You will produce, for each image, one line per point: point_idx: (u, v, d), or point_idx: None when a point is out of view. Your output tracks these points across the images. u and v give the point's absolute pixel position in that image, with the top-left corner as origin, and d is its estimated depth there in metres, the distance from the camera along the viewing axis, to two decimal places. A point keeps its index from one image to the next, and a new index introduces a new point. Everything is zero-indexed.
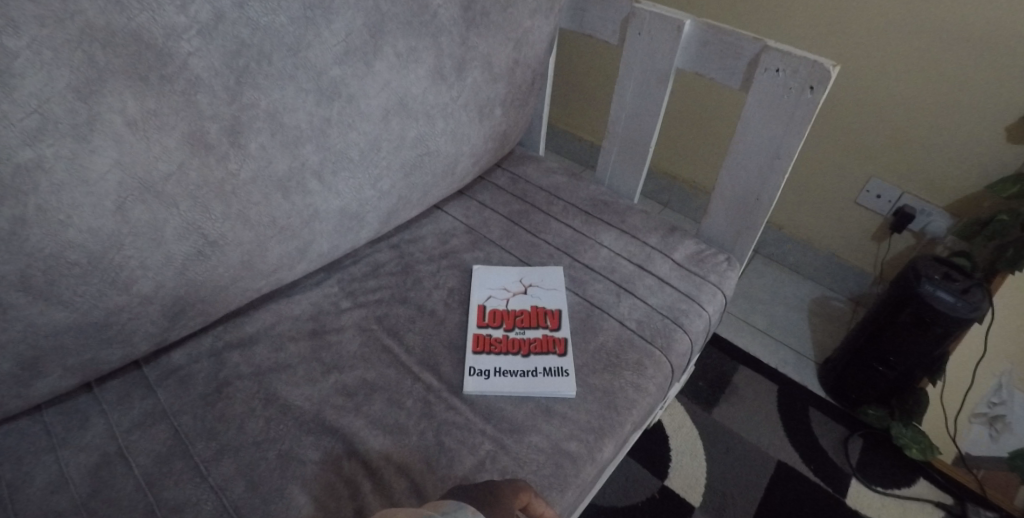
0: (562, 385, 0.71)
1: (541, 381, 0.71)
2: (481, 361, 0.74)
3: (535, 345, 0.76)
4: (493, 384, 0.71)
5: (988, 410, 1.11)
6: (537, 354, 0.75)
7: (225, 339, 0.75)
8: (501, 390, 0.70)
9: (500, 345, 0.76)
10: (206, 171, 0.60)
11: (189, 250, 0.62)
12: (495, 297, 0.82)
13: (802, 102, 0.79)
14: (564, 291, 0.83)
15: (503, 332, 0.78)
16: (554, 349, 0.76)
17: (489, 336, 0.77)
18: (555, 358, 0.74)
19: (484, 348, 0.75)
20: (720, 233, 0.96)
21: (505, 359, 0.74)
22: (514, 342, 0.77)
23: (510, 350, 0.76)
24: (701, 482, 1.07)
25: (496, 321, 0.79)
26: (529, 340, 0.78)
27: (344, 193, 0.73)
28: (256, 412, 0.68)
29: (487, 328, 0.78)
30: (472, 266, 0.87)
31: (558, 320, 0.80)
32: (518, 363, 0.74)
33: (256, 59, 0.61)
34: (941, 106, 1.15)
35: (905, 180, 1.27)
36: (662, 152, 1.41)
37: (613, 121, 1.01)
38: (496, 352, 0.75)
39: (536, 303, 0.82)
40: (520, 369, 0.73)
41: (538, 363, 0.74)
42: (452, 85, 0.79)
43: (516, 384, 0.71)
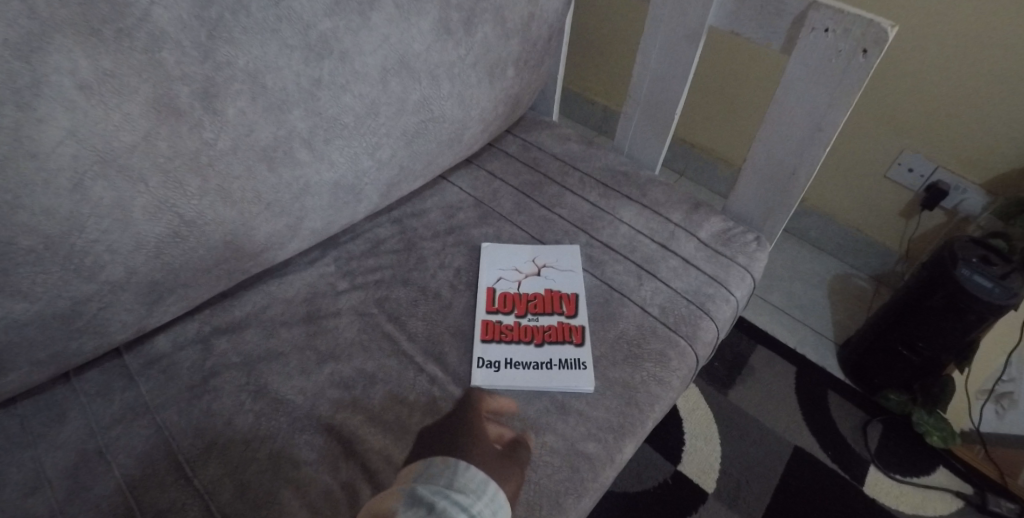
0: (578, 379, 0.65)
1: (556, 375, 0.66)
2: (491, 351, 0.68)
3: (550, 333, 0.70)
4: (504, 376, 0.65)
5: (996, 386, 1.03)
6: (552, 344, 0.69)
7: (212, 324, 0.69)
8: (512, 384, 0.65)
9: (511, 333, 0.70)
10: (178, 141, 0.53)
11: (163, 232, 0.55)
12: (505, 278, 0.76)
13: (852, 67, 0.70)
14: (581, 273, 0.77)
15: (515, 319, 0.72)
16: (570, 338, 0.70)
17: (499, 322, 0.71)
18: (571, 349, 0.68)
19: (493, 337, 0.69)
20: (748, 210, 0.89)
21: (517, 350, 0.68)
22: (527, 329, 0.71)
23: (522, 338, 0.70)
24: (715, 468, 1.03)
25: (508, 305, 0.73)
26: (543, 327, 0.71)
27: (338, 163, 0.66)
28: (246, 407, 0.62)
29: (498, 313, 0.72)
30: (480, 243, 0.80)
31: (574, 306, 0.73)
32: (531, 354, 0.68)
33: (231, 9, 0.53)
34: (989, 75, 1.05)
35: (941, 153, 1.18)
36: (689, 117, 1.32)
37: (635, 84, 0.92)
38: (507, 341, 0.69)
39: (551, 287, 0.75)
40: (532, 361, 0.67)
41: (552, 354, 0.68)
42: (460, 41, 0.70)
43: (528, 377, 0.65)
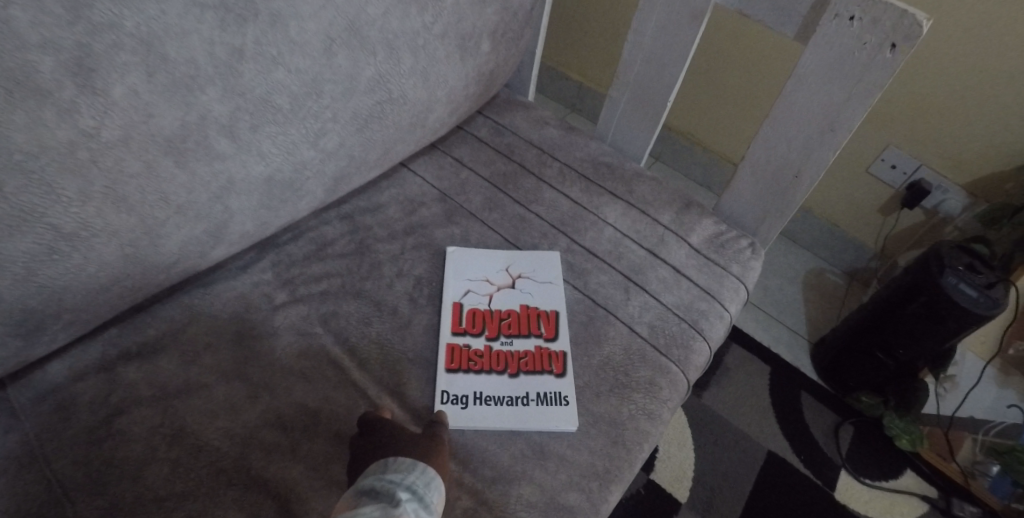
0: (558, 418, 0.57)
1: (532, 414, 0.57)
2: (457, 383, 0.58)
3: (525, 361, 0.62)
4: (473, 416, 0.56)
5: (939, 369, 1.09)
6: (528, 374, 0.61)
7: (119, 346, 0.57)
8: (482, 424, 0.56)
9: (481, 361, 0.61)
10: (45, 131, 0.40)
11: (34, 248, 0.42)
12: (475, 293, 0.66)
13: (876, 63, 0.62)
14: (562, 287, 0.68)
15: (485, 342, 0.63)
16: (549, 367, 0.61)
17: (467, 347, 0.61)
18: (550, 380, 0.60)
19: (460, 366, 0.60)
20: (742, 212, 0.81)
21: (488, 382, 0.60)
22: (499, 355, 0.62)
23: (493, 367, 0.61)
24: (688, 476, 0.99)
25: (477, 326, 0.64)
26: (517, 353, 0.63)
27: (270, 155, 0.53)
28: (159, 455, 0.51)
29: (465, 336, 0.62)
30: (446, 247, 0.69)
31: (554, 326, 0.64)
32: (504, 386, 0.59)
33: None
34: (990, 76, 0.99)
35: (925, 151, 1.13)
36: (686, 104, 1.23)
37: (625, 65, 0.81)
38: (476, 371, 0.60)
39: (528, 303, 0.66)
40: (505, 395, 0.59)
41: (528, 386, 0.60)
42: (426, 7, 0.58)
43: (500, 416, 0.57)
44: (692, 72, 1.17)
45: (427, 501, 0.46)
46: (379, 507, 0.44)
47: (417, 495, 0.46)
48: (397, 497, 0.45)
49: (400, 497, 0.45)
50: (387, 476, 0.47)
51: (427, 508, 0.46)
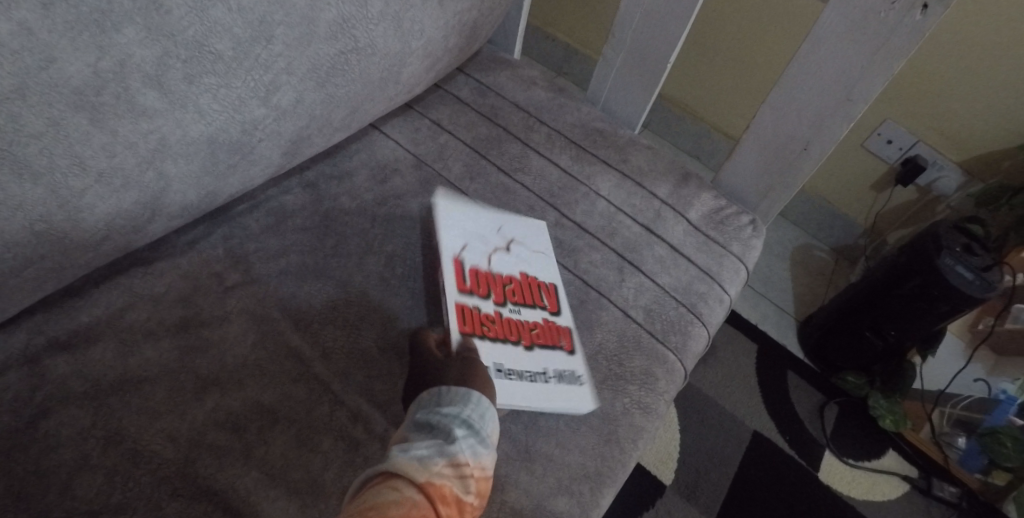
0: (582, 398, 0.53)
1: (552, 391, 0.53)
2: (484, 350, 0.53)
3: (537, 333, 0.56)
4: (500, 391, 0.51)
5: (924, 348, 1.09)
6: (542, 349, 0.56)
7: (42, 336, 0.49)
8: (511, 400, 0.51)
9: (491, 327, 0.55)
10: None
11: None
12: (477, 250, 0.60)
13: (905, 26, 0.56)
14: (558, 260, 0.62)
15: (494, 307, 0.57)
16: (559, 342, 0.56)
17: (477, 309, 0.56)
18: (563, 358, 0.55)
19: (472, 329, 0.54)
20: (742, 185, 0.75)
21: (503, 352, 0.54)
22: (509, 323, 0.56)
23: (507, 335, 0.56)
24: (673, 457, 0.96)
25: (483, 287, 0.58)
26: (526, 324, 0.57)
27: (213, 113, 0.45)
28: (90, 462, 0.44)
29: (472, 296, 0.56)
30: (434, 201, 0.63)
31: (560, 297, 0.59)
32: (522, 358, 0.55)
33: None
34: (1001, 43, 0.93)
35: (924, 125, 1.09)
36: (686, 71, 1.16)
37: (622, 18, 0.73)
38: (490, 336, 0.55)
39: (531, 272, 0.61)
40: (525, 369, 0.54)
41: (545, 362, 0.55)
42: None
43: (526, 392, 0.52)
44: (695, 37, 1.10)
45: (485, 436, 0.44)
46: (436, 442, 0.42)
47: (475, 429, 0.43)
48: (453, 434, 0.42)
49: (457, 434, 0.42)
50: (443, 410, 0.44)
51: (484, 442, 0.43)
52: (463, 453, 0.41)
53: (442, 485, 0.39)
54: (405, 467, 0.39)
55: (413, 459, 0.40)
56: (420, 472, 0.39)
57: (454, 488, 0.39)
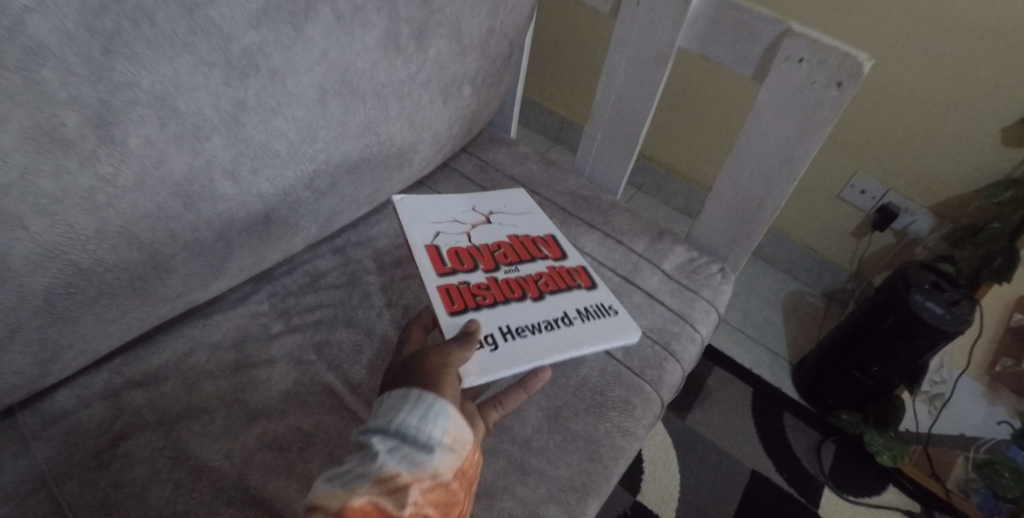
0: (625, 328, 0.69)
1: (577, 329, 0.66)
2: (485, 325, 0.63)
3: (532, 289, 0.69)
4: (508, 355, 0.61)
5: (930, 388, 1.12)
6: (543, 300, 0.68)
7: (123, 376, 0.60)
8: (528, 354, 0.62)
9: (493, 293, 0.67)
10: (66, 177, 0.44)
11: (53, 281, 0.46)
12: (448, 246, 0.71)
13: (826, 101, 0.67)
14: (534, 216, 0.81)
15: (479, 281, 0.68)
16: (566, 292, 0.70)
17: (468, 284, 0.67)
18: (571, 303, 0.69)
19: (472, 302, 0.65)
20: (712, 239, 0.86)
21: (527, 306, 0.67)
22: (501, 289, 0.68)
23: (504, 299, 0.67)
24: (674, 496, 1.01)
25: (464, 267, 0.69)
26: (518, 283, 0.70)
27: (269, 196, 0.58)
28: (161, 476, 0.54)
29: (456, 279, 0.67)
30: (392, 201, 0.72)
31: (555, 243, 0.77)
32: (548, 306, 0.68)
33: (132, 18, 0.43)
34: (934, 97, 1.07)
35: (892, 176, 1.20)
36: (658, 135, 1.31)
37: (599, 103, 0.87)
38: (496, 303, 0.66)
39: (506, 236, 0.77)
40: (553, 316, 0.67)
41: (552, 311, 0.67)
42: (411, 58, 0.63)
43: (558, 339, 0.64)
44: (664, 107, 1.26)
45: (422, 442, 0.48)
46: (363, 463, 0.47)
47: (410, 436, 0.48)
48: (375, 451, 0.47)
49: (378, 450, 0.47)
50: (377, 427, 0.50)
51: (417, 450, 0.48)
52: (385, 469, 0.46)
53: (362, 504, 0.43)
54: (321, 497, 0.44)
55: (336, 486, 0.45)
56: (336, 500, 0.44)
57: (381, 504, 0.44)
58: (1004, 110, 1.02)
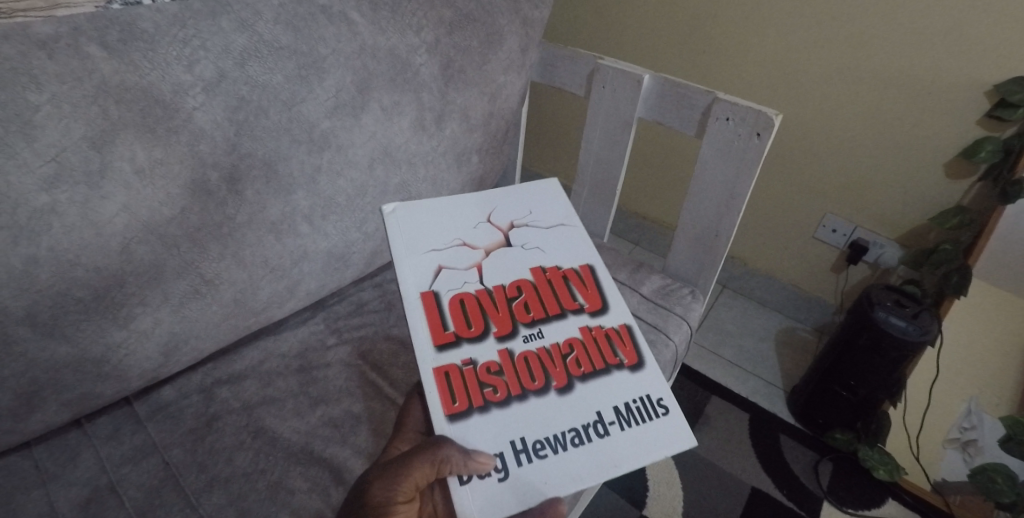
0: (670, 440, 0.59)
1: (613, 443, 0.59)
2: (493, 443, 0.57)
3: (553, 374, 0.62)
4: (525, 475, 0.56)
5: (961, 435, 1.20)
6: (564, 393, 0.61)
7: (214, 376, 0.78)
8: (544, 479, 0.56)
9: (505, 382, 0.60)
10: (205, 215, 0.65)
11: (187, 288, 0.66)
12: (446, 301, 0.64)
13: (751, 147, 0.86)
14: (565, 240, 0.75)
15: (486, 358, 0.61)
16: (599, 368, 0.63)
17: (474, 365, 0.61)
18: (604, 398, 0.61)
19: (478, 400, 0.59)
20: (684, 268, 1.03)
21: (547, 404, 0.60)
22: (515, 368, 0.62)
23: (518, 390, 0.60)
24: (677, 510, 1.10)
25: (470, 333, 0.63)
26: (534, 357, 0.63)
27: (332, 234, 0.78)
28: (245, 445, 0.70)
29: (456, 358, 0.61)
30: (385, 209, 0.70)
31: (590, 293, 0.69)
32: (572, 402, 0.60)
33: (255, 113, 0.67)
34: (882, 142, 1.24)
35: (857, 215, 1.35)
36: (632, 191, 1.57)
37: (582, 164, 1.08)
38: (508, 401, 0.59)
39: (525, 276, 0.70)
40: (579, 424, 0.59)
41: (578, 415, 0.60)
42: (432, 134, 0.85)
43: (580, 459, 0.57)
44: (634, 167, 1.52)
45: None
46: None
47: None
48: None
49: None
50: None
51: None
52: None
53: None
54: None
55: None
56: None
57: None
58: (940, 149, 1.18)
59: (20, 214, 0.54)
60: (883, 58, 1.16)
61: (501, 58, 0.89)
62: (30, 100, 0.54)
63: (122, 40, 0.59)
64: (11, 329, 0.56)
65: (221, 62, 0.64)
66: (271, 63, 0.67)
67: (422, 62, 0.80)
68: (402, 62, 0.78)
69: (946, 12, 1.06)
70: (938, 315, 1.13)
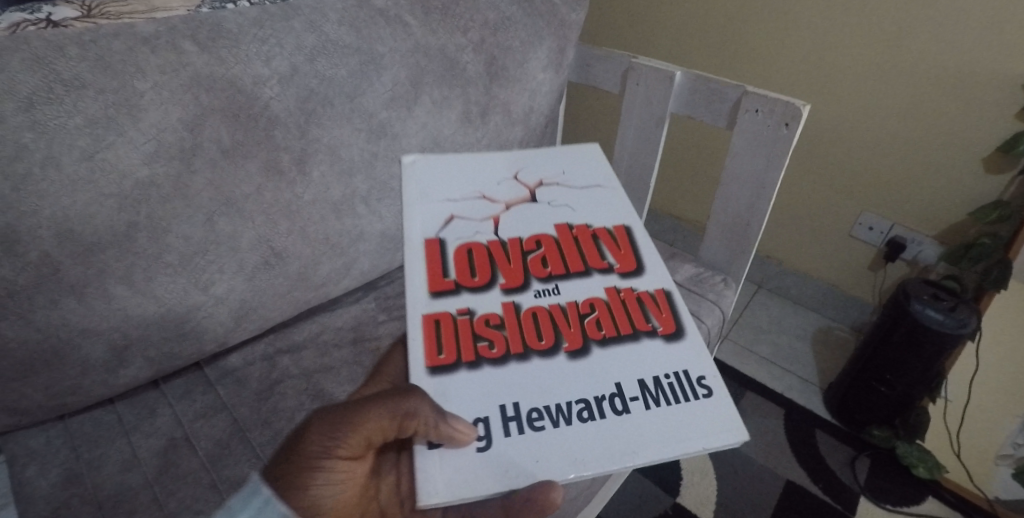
0: (707, 431, 0.50)
1: (633, 422, 0.51)
2: (484, 406, 0.51)
3: (566, 334, 0.57)
4: (518, 448, 0.49)
5: (1014, 451, 1.13)
6: (575, 356, 0.55)
7: (276, 346, 0.85)
8: (539, 455, 0.49)
9: (504, 339, 0.56)
10: (278, 193, 0.73)
11: (259, 259, 0.74)
12: (454, 247, 0.64)
13: (780, 137, 0.89)
14: (601, 201, 0.72)
15: (485, 310, 0.58)
16: (624, 334, 0.57)
17: (472, 316, 0.57)
18: (627, 368, 0.54)
19: (469, 355, 0.54)
20: (717, 257, 1.06)
21: (552, 366, 0.54)
22: (518, 324, 0.57)
23: (518, 347, 0.55)
24: (711, 499, 1.11)
25: (474, 282, 0.61)
26: (541, 313, 0.59)
27: (385, 217, 0.85)
28: (305, 405, 0.77)
29: (451, 305, 0.58)
30: (408, 162, 0.74)
31: (622, 253, 0.65)
32: (587, 367, 0.54)
33: (322, 104, 0.74)
34: (917, 136, 1.24)
35: (895, 212, 1.35)
36: (665, 191, 1.61)
37: (617, 160, 1.13)
38: (505, 359, 0.54)
39: (547, 233, 0.68)
40: (591, 396, 0.52)
41: (592, 385, 0.53)
42: (477, 127, 0.91)
43: (588, 436, 0.50)
44: (667, 167, 1.57)
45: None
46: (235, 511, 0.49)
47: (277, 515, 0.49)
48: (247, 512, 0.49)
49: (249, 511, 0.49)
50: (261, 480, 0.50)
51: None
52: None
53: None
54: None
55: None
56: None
57: None
58: (979, 143, 1.18)
59: (126, 185, 0.62)
60: (917, 54, 1.17)
61: (541, 56, 0.95)
62: (137, 87, 0.62)
63: (211, 37, 0.67)
64: (111, 287, 0.64)
65: (294, 58, 0.72)
66: (336, 60, 0.75)
67: (468, 60, 0.87)
68: (451, 60, 0.85)
69: (976, 4, 1.08)
70: (978, 309, 1.12)
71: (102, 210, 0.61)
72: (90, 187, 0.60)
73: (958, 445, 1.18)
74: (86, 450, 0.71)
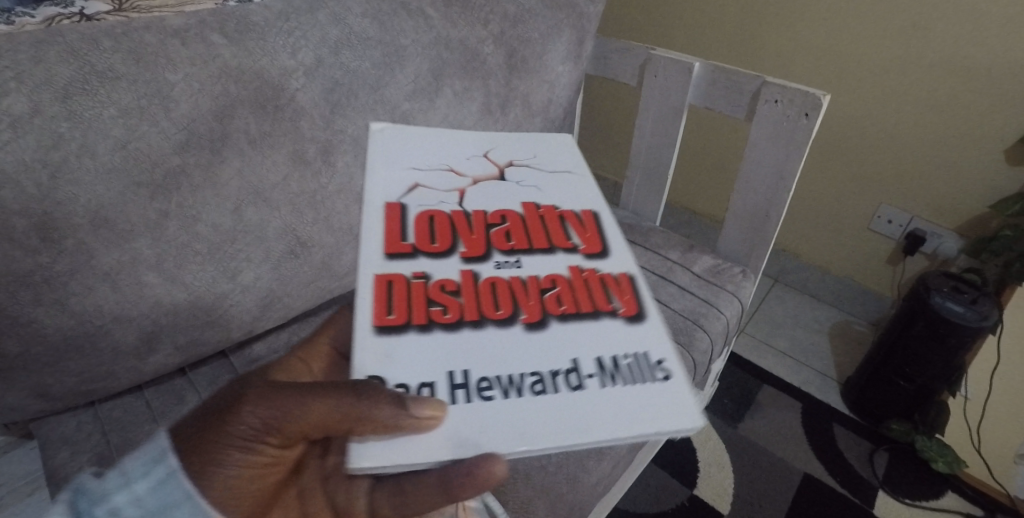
0: (661, 417, 0.43)
1: (591, 397, 0.43)
2: (426, 373, 0.44)
3: (523, 307, 0.49)
4: (460, 417, 0.41)
5: None
6: (531, 329, 0.47)
7: (301, 334, 0.86)
8: (485, 426, 0.41)
9: (459, 305, 0.48)
10: (304, 183, 0.74)
11: (285, 249, 0.75)
12: (414, 213, 0.56)
13: (800, 127, 0.89)
14: (569, 187, 0.63)
15: (441, 277, 0.50)
16: (584, 312, 0.49)
17: (427, 281, 0.50)
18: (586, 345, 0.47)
19: (420, 318, 0.47)
20: (736, 249, 1.06)
21: (505, 335, 0.46)
22: (476, 293, 0.50)
23: (472, 316, 0.48)
24: (728, 491, 1.12)
25: (433, 248, 0.53)
26: (500, 283, 0.51)
27: None
28: None
29: (403, 267, 0.50)
30: (373, 127, 0.68)
31: (589, 236, 0.57)
32: (543, 342, 0.46)
33: (346, 95, 0.75)
34: (937, 126, 1.23)
35: (914, 205, 1.34)
36: (682, 185, 1.61)
37: (635, 153, 1.13)
38: (458, 325, 0.47)
39: (512, 209, 0.60)
40: (545, 369, 0.45)
41: (548, 358, 0.45)
42: (498, 119, 0.91)
43: (540, 413, 0.42)
44: (685, 161, 1.57)
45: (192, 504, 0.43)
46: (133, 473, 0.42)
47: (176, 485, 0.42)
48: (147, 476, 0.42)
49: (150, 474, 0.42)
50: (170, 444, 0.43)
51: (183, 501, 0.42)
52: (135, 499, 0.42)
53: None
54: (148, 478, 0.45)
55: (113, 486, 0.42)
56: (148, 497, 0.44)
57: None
58: (1001, 134, 1.17)
59: (158, 173, 0.63)
60: (938, 43, 1.16)
61: (560, 48, 0.95)
62: (168, 78, 0.63)
63: (239, 30, 0.68)
64: (143, 274, 0.65)
65: (319, 50, 0.73)
66: (360, 52, 0.76)
67: (488, 52, 0.88)
68: (471, 53, 0.86)
69: None
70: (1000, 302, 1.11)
71: (135, 198, 0.63)
72: (123, 176, 0.62)
73: (978, 439, 1.16)
74: (116, 435, 0.72)
